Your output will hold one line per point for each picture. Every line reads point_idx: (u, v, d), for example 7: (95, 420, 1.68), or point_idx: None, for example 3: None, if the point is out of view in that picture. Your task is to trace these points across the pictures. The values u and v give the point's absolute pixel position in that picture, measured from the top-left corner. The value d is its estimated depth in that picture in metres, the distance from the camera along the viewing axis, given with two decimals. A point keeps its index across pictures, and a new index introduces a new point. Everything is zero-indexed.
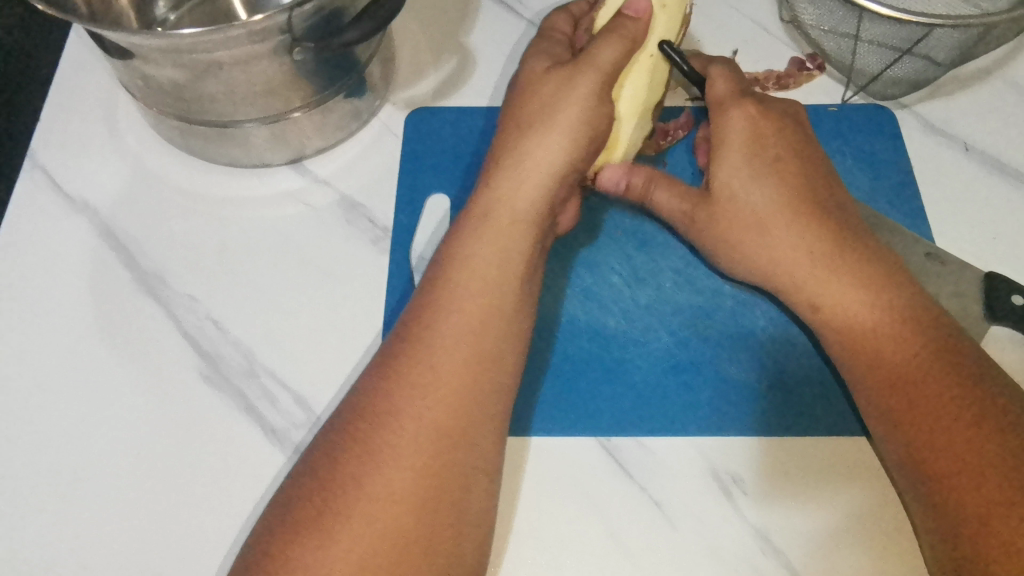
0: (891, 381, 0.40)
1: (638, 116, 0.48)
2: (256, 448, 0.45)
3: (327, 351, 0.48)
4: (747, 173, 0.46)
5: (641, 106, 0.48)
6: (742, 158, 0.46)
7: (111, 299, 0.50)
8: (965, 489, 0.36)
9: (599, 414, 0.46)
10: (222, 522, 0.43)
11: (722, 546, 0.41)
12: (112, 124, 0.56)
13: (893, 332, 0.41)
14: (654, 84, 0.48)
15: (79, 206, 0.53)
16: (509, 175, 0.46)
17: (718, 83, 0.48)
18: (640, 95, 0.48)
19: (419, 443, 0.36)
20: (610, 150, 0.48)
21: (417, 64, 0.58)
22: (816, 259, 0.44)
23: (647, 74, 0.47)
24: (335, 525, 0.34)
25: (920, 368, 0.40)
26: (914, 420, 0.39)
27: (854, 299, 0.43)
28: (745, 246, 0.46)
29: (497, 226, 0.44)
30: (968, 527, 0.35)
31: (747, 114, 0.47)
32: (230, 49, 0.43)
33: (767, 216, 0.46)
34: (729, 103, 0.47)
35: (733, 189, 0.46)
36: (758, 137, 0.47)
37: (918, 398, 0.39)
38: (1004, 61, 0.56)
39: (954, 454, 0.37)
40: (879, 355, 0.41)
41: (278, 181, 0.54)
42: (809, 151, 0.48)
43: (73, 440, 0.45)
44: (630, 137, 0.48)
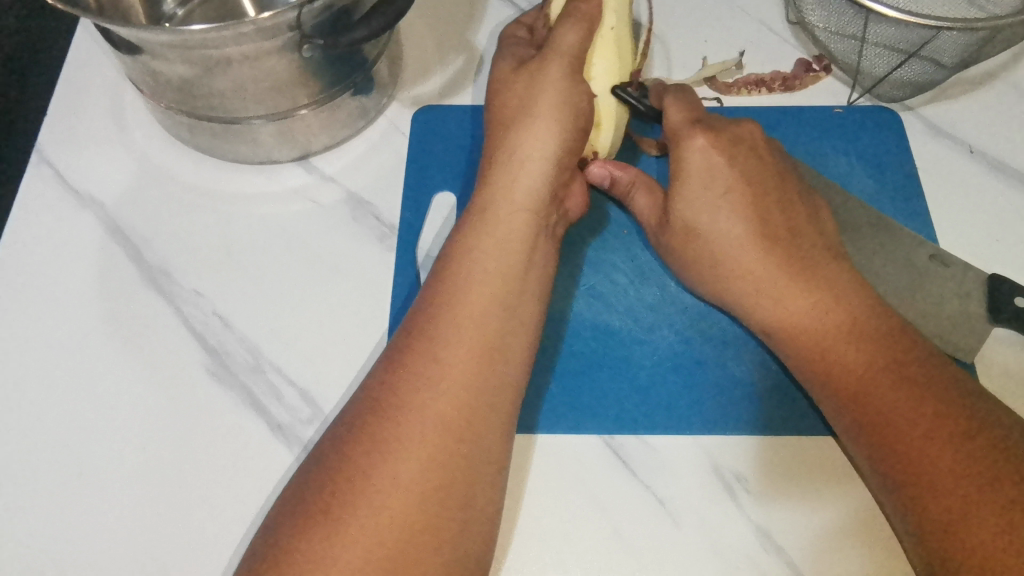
0: (857, 394, 0.40)
1: (618, 84, 0.49)
2: (262, 442, 0.45)
3: (333, 347, 0.48)
4: (705, 206, 0.46)
5: (618, 74, 0.49)
6: (698, 186, 0.46)
7: (117, 293, 0.50)
8: (934, 493, 0.36)
9: (603, 412, 0.46)
10: (228, 515, 0.43)
11: (725, 544, 0.42)
12: (119, 120, 0.56)
13: (857, 350, 0.41)
14: (623, 50, 0.49)
15: (85, 201, 0.53)
16: (502, 172, 0.47)
17: (672, 113, 0.47)
18: (612, 66, 0.49)
19: (423, 437, 0.36)
20: (601, 126, 0.49)
21: (424, 61, 0.59)
22: (780, 281, 0.44)
23: (614, 45, 0.49)
24: (339, 518, 0.34)
25: (876, 381, 0.40)
26: (883, 427, 0.38)
27: (817, 315, 0.43)
28: (711, 266, 0.46)
29: (502, 224, 0.45)
30: (933, 535, 0.35)
31: (703, 148, 0.46)
32: (240, 46, 0.43)
33: (724, 242, 0.46)
34: (684, 134, 0.47)
35: (688, 220, 0.47)
36: (714, 169, 0.46)
37: (877, 411, 0.39)
38: (1008, 63, 0.56)
39: (917, 461, 0.37)
40: (845, 369, 0.41)
41: (284, 177, 0.54)
42: (766, 176, 0.47)
43: (80, 433, 0.45)
44: (617, 107, 0.49)
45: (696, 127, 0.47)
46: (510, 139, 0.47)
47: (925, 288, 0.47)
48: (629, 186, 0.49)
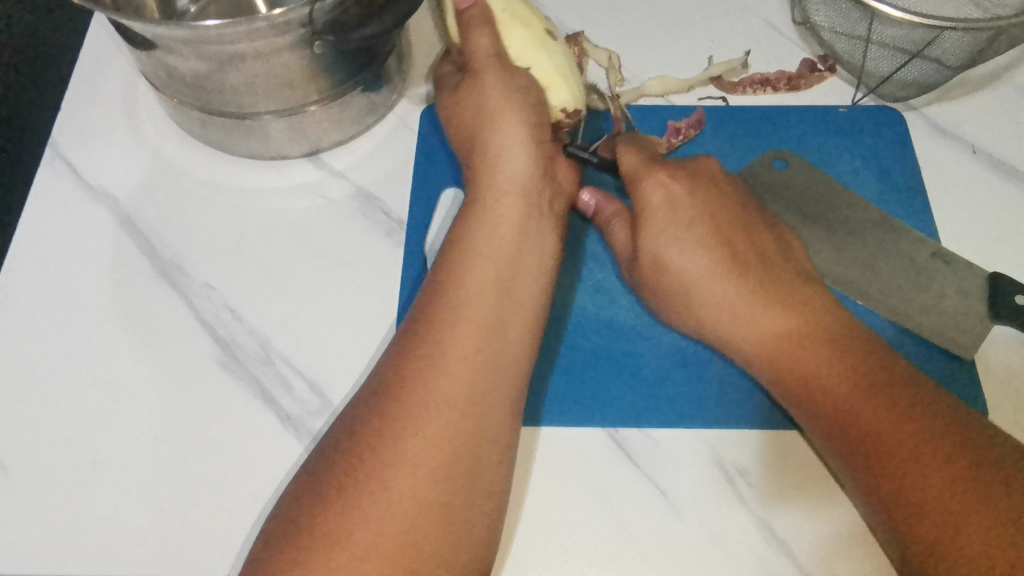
0: (832, 417, 0.40)
1: (542, 47, 0.49)
2: (273, 433, 0.46)
3: (342, 341, 0.48)
4: (669, 240, 0.47)
5: (536, 37, 0.49)
6: (668, 222, 0.48)
7: (130, 285, 0.51)
8: (920, 505, 0.36)
9: (607, 405, 0.46)
10: (239, 502, 0.44)
11: (727, 537, 0.42)
12: (132, 115, 0.57)
13: (823, 374, 0.42)
14: (524, 17, 0.49)
15: (99, 195, 0.54)
16: (493, 166, 0.47)
17: (627, 157, 0.49)
18: (526, 36, 0.49)
19: (432, 424, 0.37)
20: (555, 88, 0.49)
21: (434, 59, 0.59)
22: (748, 310, 0.45)
23: (515, 21, 0.49)
24: (350, 504, 0.35)
25: (851, 408, 0.40)
26: (860, 446, 0.39)
27: (790, 347, 0.43)
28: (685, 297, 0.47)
29: (505, 218, 0.45)
30: (920, 554, 0.35)
31: (662, 184, 0.48)
32: (252, 42, 0.44)
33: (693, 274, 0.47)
34: (642, 175, 0.49)
35: (656, 253, 0.47)
36: (675, 204, 0.48)
37: (855, 437, 0.39)
38: (1012, 64, 0.57)
39: (901, 484, 0.37)
40: (813, 396, 0.42)
41: (294, 173, 0.55)
42: (721, 210, 0.49)
43: (95, 421, 0.46)
44: (554, 65, 0.49)
45: (652, 166, 0.49)
46: (494, 138, 0.48)
47: (927, 287, 0.48)
48: (608, 221, 0.50)
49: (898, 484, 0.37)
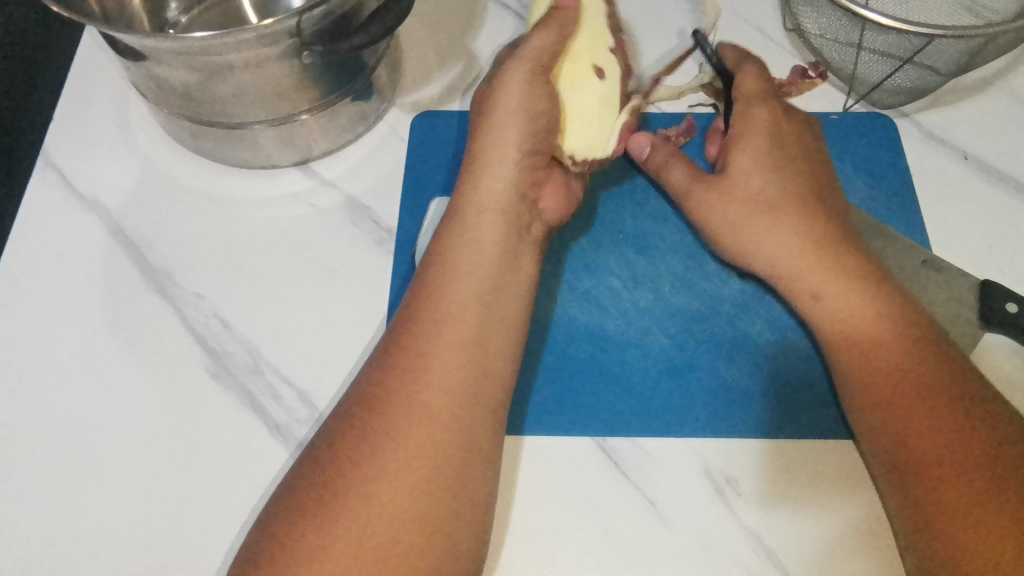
0: (880, 377, 0.42)
1: (585, 81, 0.49)
2: (261, 441, 0.46)
3: (331, 349, 0.48)
4: (765, 164, 0.50)
5: (582, 71, 0.49)
6: (763, 155, 0.50)
7: (121, 294, 0.51)
8: (946, 478, 0.37)
9: (595, 414, 0.46)
10: (227, 511, 0.44)
11: (716, 546, 0.42)
12: (124, 125, 0.57)
13: (880, 330, 0.43)
14: (580, 52, 0.50)
15: (90, 204, 0.54)
16: (473, 175, 0.46)
17: (749, 81, 0.52)
18: (578, 65, 0.49)
19: (417, 433, 0.37)
20: (571, 127, 0.49)
21: (425, 68, 0.59)
22: (819, 254, 0.46)
23: (575, 48, 0.50)
24: (334, 516, 0.35)
25: (889, 371, 0.42)
26: (901, 408, 0.40)
27: (846, 294, 0.45)
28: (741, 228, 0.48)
29: (478, 230, 0.44)
30: (940, 527, 0.37)
31: (771, 111, 0.51)
32: (241, 53, 0.44)
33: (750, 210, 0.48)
34: (755, 98, 0.51)
35: (745, 172, 0.50)
36: (778, 133, 0.50)
37: (890, 397, 0.41)
38: (1005, 71, 0.57)
39: (934, 451, 0.38)
40: (871, 350, 0.43)
41: (285, 181, 0.55)
42: (806, 150, 0.51)
43: (84, 430, 0.46)
44: (586, 104, 0.49)
45: (767, 95, 0.52)
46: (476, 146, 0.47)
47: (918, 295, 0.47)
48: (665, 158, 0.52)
49: (919, 453, 0.39)
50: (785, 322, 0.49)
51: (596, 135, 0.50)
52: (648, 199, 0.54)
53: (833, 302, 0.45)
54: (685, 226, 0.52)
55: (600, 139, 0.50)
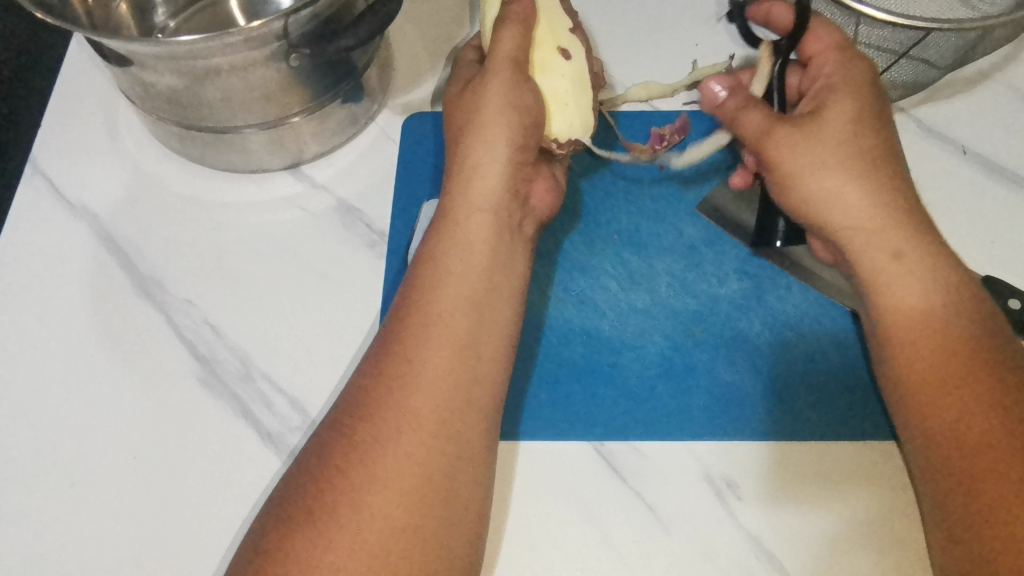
0: (921, 370, 0.39)
1: (559, 64, 0.46)
2: (253, 449, 0.45)
3: (323, 355, 0.48)
4: (852, 115, 0.44)
5: (553, 55, 0.46)
6: (856, 107, 0.45)
7: (110, 301, 0.50)
8: (981, 472, 0.35)
9: (593, 418, 0.46)
10: (219, 521, 0.43)
11: (715, 551, 0.41)
12: (112, 131, 0.57)
13: (931, 317, 0.40)
14: (544, 35, 0.46)
15: (78, 210, 0.53)
16: (463, 176, 0.44)
17: (820, 33, 0.48)
18: (548, 50, 0.46)
19: (411, 440, 0.36)
20: (549, 112, 0.46)
21: (417, 69, 0.59)
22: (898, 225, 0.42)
23: (541, 32, 0.46)
24: (325, 527, 0.34)
25: (944, 355, 0.39)
26: (935, 400, 0.38)
27: (918, 264, 0.42)
28: (824, 173, 0.43)
29: (467, 228, 0.43)
30: (973, 527, 0.35)
31: (853, 65, 0.47)
32: (227, 56, 0.43)
33: (825, 157, 0.43)
34: (835, 53, 0.47)
35: (835, 125, 0.44)
36: (862, 85, 0.46)
37: (944, 384, 0.38)
38: (1002, 64, 0.56)
39: (964, 445, 0.36)
40: (917, 337, 0.40)
41: (275, 186, 0.54)
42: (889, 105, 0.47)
43: (72, 439, 0.46)
44: (566, 87, 0.46)
45: (844, 50, 0.47)
46: (467, 145, 0.44)
47: None
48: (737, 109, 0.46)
49: (974, 440, 0.36)
50: (783, 321, 0.48)
51: (580, 116, 0.46)
52: (642, 199, 0.53)
53: (896, 272, 0.42)
54: (680, 227, 0.52)
55: (587, 116, 0.47)
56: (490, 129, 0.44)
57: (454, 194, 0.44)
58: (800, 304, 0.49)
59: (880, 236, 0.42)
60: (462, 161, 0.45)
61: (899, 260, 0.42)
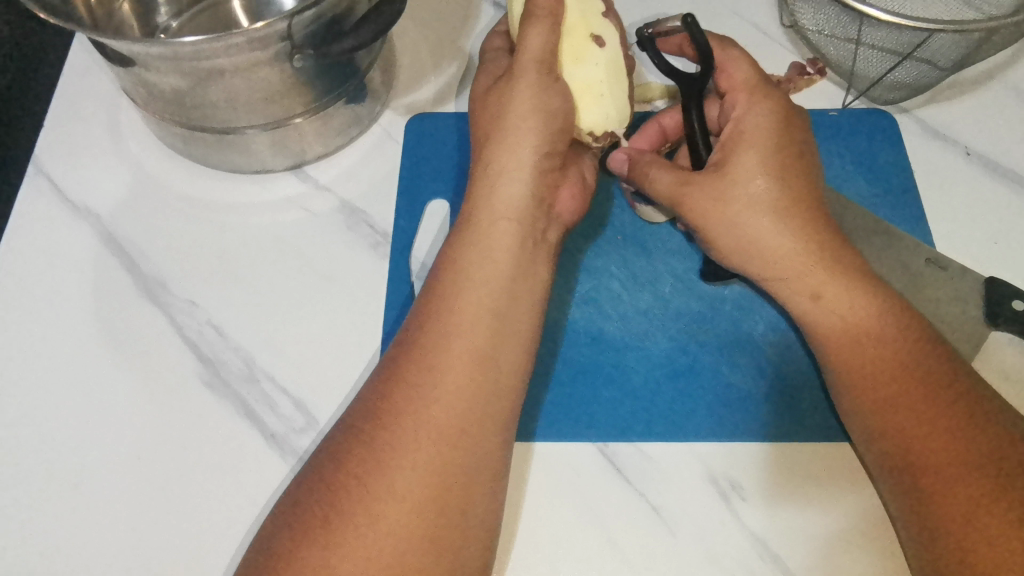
0: (875, 386, 0.40)
1: (591, 53, 0.45)
2: (259, 451, 0.45)
3: (328, 357, 0.48)
4: (760, 168, 0.43)
5: (584, 44, 0.45)
6: (766, 159, 0.44)
7: (114, 303, 0.50)
8: (939, 489, 0.36)
9: (598, 419, 0.46)
10: (226, 523, 0.43)
11: (721, 553, 0.41)
12: (115, 132, 0.56)
13: (883, 336, 0.41)
14: (575, 24, 0.45)
15: (82, 212, 0.53)
16: (485, 181, 0.44)
17: (734, 71, 0.46)
18: (579, 39, 0.45)
19: (417, 442, 0.36)
20: (582, 104, 0.45)
21: (420, 69, 0.59)
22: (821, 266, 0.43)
23: (573, 19, 0.45)
24: (334, 530, 0.34)
25: (887, 383, 0.40)
26: (892, 417, 0.39)
27: (845, 296, 0.42)
28: (741, 227, 0.44)
29: (490, 234, 0.43)
30: (935, 542, 0.36)
31: (769, 111, 0.45)
32: (231, 57, 0.43)
33: (748, 210, 0.43)
34: (745, 98, 0.45)
35: (743, 181, 0.43)
36: (773, 133, 0.44)
37: (892, 406, 0.39)
38: (1007, 64, 0.56)
39: (920, 463, 0.37)
40: (866, 355, 0.41)
41: (280, 187, 0.54)
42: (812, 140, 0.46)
43: (76, 441, 0.46)
44: (598, 77, 0.45)
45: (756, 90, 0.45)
46: (490, 151, 0.44)
47: (924, 292, 0.46)
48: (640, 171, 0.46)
49: (925, 463, 0.37)
50: (787, 322, 0.48)
51: (614, 105, 0.46)
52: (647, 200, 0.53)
53: (824, 313, 0.43)
54: (685, 229, 0.52)
55: (621, 105, 0.46)
56: (517, 134, 0.43)
57: (477, 199, 0.44)
58: None
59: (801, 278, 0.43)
60: (486, 166, 0.44)
61: (823, 300, 0.42)
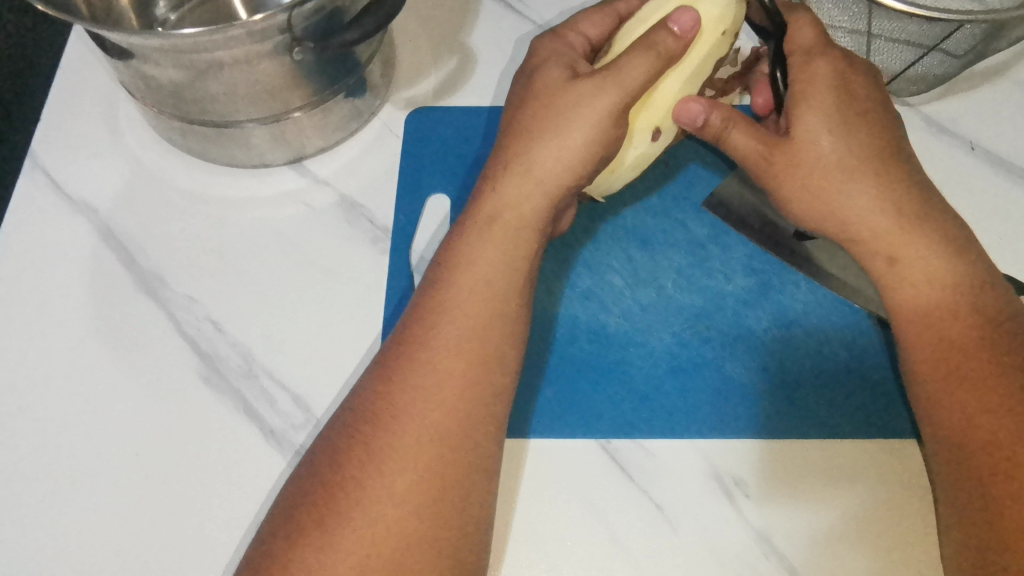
0: (938, 346, 0.39)
1: (645, 142, 0.45)
2: (256, 448, 0.45)
3: (328, 353, 0.47)
4: (832, 119, 0.43)
5: (648, 127, 0.45)
6: (832, 114, 0.43)
7: (111, 298, 0.49)
8: (984, 471, 0.35)
9: (599, 416, 0.45)
10: (226, 519, 0.43)
11: (723, 551, 0.41)
12: (113, 126, 0.56)
13: (945, 307, 0.40)
14: (658, 105, 0.44)
15: (78, 206, 0.53)
16: (511, 182, 0.43)
17: (801, 31, 0.45)
18: (651, 121, 0.45)
19: (420, 443, 0.36)
20: (604, 173, 0.46)
21: (419, 64, 0.58)
22: (904, 215, 0.42)
23: (662, 101, 0.44)
24: (334, 529, 0.34)
25: (957, 351, 0.38)
26: (949, 388, 0.38)
27: (924, 256, 0.41)
28: (824, 190, 0.42)
29: (498, 230, 0.42)
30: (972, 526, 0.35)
31: (836, 64, 0.44)
32: (230, 50, 0.42)
33: (821, 169, 0.42)
34: (814, 51, 0.44)
35: (812, 132, 0.43)
36: (846, 82, 0.43)
37: (948, 377, 0.38)
38: (1013, 60, 0.56)
39: (969, 440, 0.36)
40: (935, 318, 0.40)
41: (279, 181, 0.54)
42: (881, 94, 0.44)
43: (73, 437, 0.45)
44: (633, 163, 0.46)
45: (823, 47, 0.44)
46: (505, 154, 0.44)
47: None
48: (722, 127, 0.44)
49: (976, 443, 0.36)
50: (790, 317, 0.48)
51: (613, 183, 0.48)
52: (650, 195, 0.52)
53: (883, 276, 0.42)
54: (686, 224, 0.51)
55: (621, 185, 0.48)
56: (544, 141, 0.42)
57: (495, 199, 0.44)
58: (807, 301, 0.48)
59: (876, 241, 0.42)
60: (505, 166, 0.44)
61: (899, 264, 0.41)
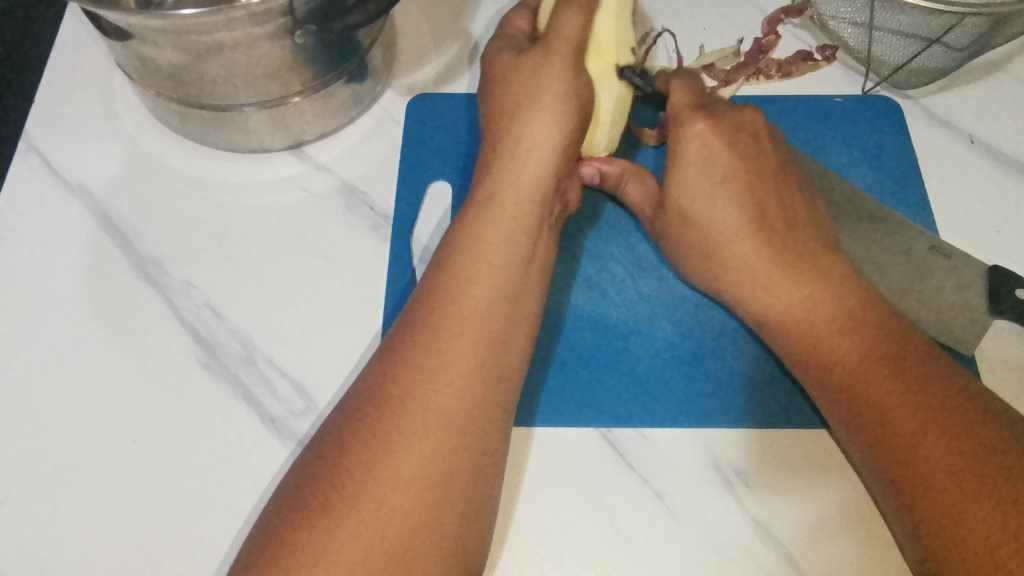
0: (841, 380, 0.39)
1: (614, 81, 0.47)
2: (257, 435, 0.44)
3: (328, 340, 0.47)
4: (704, 189, 0.45)
5: (607, 68, 0.47)
6: (700, 187, 0.45)
7: (107, 282, 0.49)
8: (921, 484, 0.35)
9: (602, 405, 0.45)
10: (225, 506, 0.42)
11: (724, 540, 0.41)
12: (109, 108, 0.55)
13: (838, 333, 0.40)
14: (604, 45, 0.47)
15: (74, 189, 0.52)
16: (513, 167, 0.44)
17: (677, 95, 0.47)
18: (607, 62, 0.47)
19: (422, 431, 0.35)
20: (592, 128, 0.48)
21: (420, 50, 0.58)
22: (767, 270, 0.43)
23: (609, 37, 0.47)
24: (336, 513, 0.33)
25: (866, 376, 0.38)
26: (872, 415, 0.37)
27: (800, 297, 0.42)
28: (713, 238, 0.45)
29: (497, 218, 0.43)
30: (930, 538, 0.34)
31: (703, 135, 0.45)
32: (231, 31, 0.42)
33: (740, 216, 0.44)
34: (684, 118, 0.46)
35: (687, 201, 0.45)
36: (712, 156, 0.45)
37: (872, 407, 0.37)
38: (1013, 54, 0.56)
39: (906, 455, 0.35)
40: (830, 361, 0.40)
41: (277, 166, 0.53)
42: (760, 153, 0.46)
43: (70, 423, 0.45)
44: (611, 108, 0.47)
45: (697, 110, 0.46)
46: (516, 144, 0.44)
47: (928, 278, 0.47)
48: (617, 181, 0.48)
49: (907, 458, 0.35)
50: None
51: (609, 137, 0.49)
52: None
53: (789, 309, 0.42)
54: None
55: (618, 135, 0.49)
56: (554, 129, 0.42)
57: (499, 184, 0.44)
58: None
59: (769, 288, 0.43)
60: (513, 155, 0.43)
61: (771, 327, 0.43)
